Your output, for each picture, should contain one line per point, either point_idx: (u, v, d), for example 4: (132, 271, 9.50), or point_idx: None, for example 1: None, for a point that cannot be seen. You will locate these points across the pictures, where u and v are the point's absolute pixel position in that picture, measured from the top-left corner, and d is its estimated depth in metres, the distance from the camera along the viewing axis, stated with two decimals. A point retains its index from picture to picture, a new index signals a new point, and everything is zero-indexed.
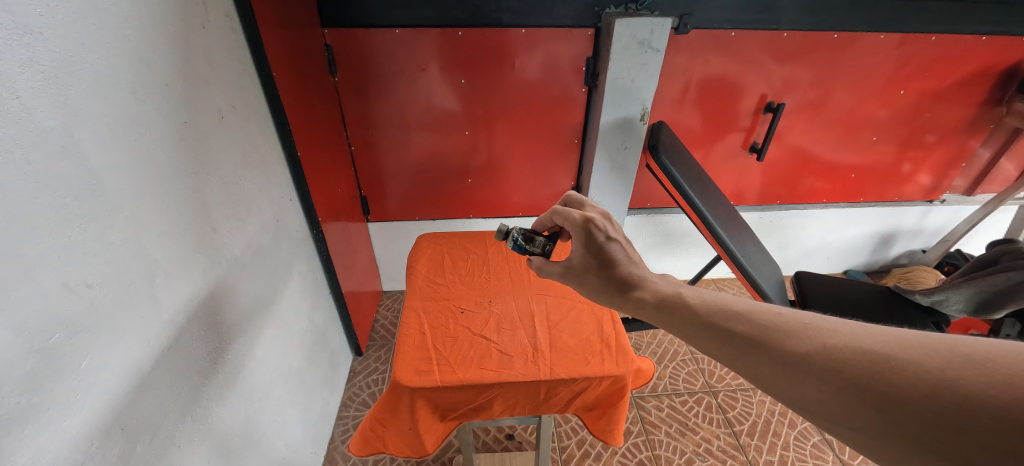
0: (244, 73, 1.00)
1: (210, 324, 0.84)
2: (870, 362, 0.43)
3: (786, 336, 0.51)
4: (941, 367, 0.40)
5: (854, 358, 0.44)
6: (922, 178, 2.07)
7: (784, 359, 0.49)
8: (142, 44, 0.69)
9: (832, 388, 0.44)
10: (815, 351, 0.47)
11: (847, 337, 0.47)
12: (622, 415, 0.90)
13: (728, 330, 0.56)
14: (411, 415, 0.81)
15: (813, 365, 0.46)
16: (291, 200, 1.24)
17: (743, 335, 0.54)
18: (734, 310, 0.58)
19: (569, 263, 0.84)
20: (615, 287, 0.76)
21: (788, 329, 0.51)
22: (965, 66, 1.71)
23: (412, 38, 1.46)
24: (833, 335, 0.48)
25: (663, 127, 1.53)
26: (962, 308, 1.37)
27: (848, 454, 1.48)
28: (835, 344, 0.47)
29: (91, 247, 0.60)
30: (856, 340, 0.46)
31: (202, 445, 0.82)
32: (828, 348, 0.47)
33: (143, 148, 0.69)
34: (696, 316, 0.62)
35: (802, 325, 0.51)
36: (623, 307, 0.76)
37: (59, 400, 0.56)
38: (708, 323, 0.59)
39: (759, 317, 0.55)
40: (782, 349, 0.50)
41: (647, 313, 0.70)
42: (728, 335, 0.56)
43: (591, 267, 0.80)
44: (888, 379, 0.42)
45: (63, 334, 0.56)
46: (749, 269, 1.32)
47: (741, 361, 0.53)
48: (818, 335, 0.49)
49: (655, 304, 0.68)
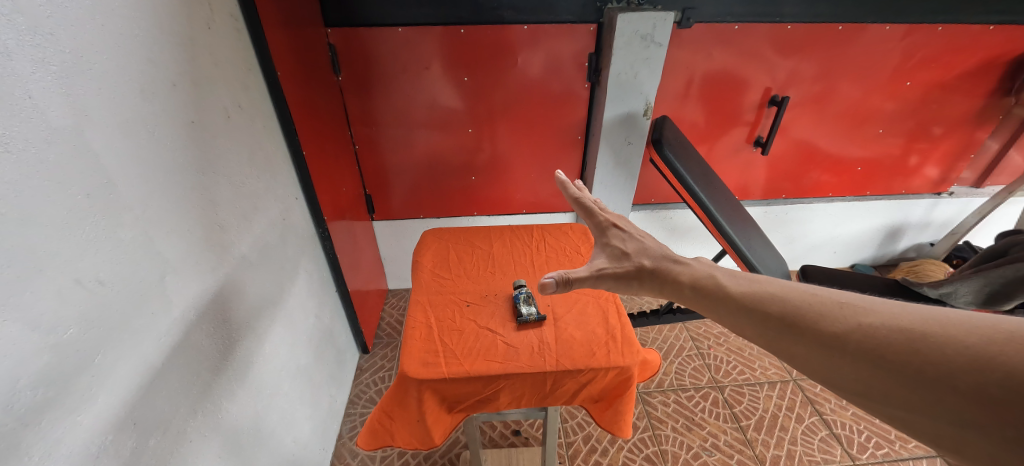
0: (250, 72, 1.01)
1: (219, 321, 0.86)
2: (906, 339, 0.44)
3: (820, 316, 0.51)
4: (981, 344, 0.40)
5: (891, 335, 0.45)
6: (929, 170, 2.05)
7: (817, 338, 0.50)
8: (149, 43, 0.70)
9: (866, 365, 0.45)
10: (849, 330, 0.48)
11: (884, 316, 0.47)
12: (628, 408, 0.89)
13: (762, 311, 0.57)
14: (418, 408, 0.81)
15: (847, 344, 0.47)
16: (298, 199, 1.25)
17: (776, 316, 0.55)
18: (769, 291, 0.59)
19: (596, 256, 0.83)
20: (650, 272, 0.74)
21: (822, 309, 0.52)
22: (973, 57, 1.69)
23: (414, 37, 1.46)
24: (868, 314, 0.48)
25: (667, 121, 1.54)
26: (973, 301, 1.31)
27: (857, 449, 1.47)
28: (870, 322, 0.47)
29: (104, 244, 0.61)
30: (893, 318, 0.46)
31: (213, 440, 0.83)
32: (863, 326, 0.47)
33: (153, 147, 0.70)
34: (731, 299, 0.62)
35: (837, 303, 0.52)
36: (662, 293, 0.74)
37: (73, 394, 0.56)
38: (743, 306, 0.59)
39: (794, 297, 0.56)
40: (815, 329, 0.51)
41: (683, 298, 0.69)
42: (762, 316, 0.56)
43: (621, 257, 0.79)
44: (924, 356, 0.42)
45: (77, 330, 0.57)
46: (754, 262, 1.32)
47: (776, 340, 0.54)
48: (853, 314, 0.49)
49: (690, 288, 0.68)
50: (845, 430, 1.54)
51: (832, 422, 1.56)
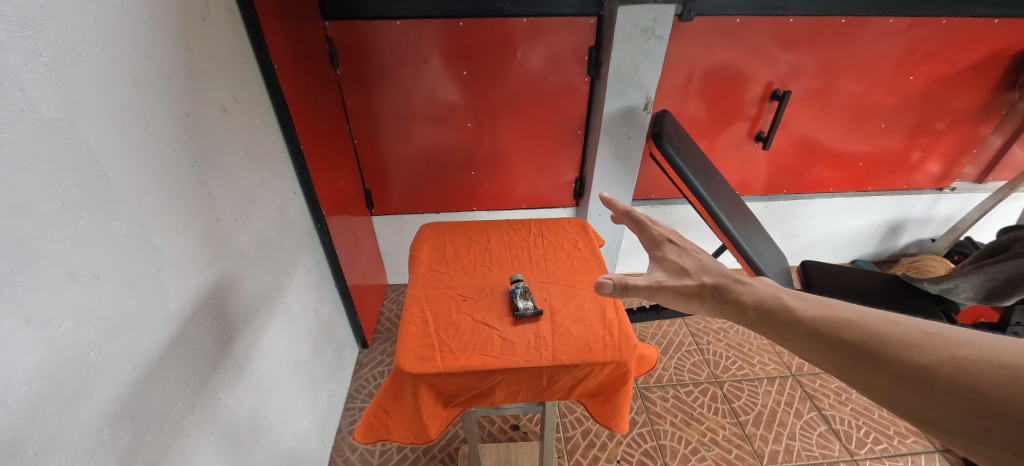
0: (246, 66, 1.00)
1: (216, 315, 0.85)
2: (1013, 378, 0.42)
3: (905, 346, 0.49)
4: None
5: (994, 372, 0.43)
6: (931, 166, 2.04)
7: (903, 369, 0.47)
8: (142, 35, 0.69)
9: (965, 403, 0.43)
10: (940, 363, 0.46)
11: (982, 350, 0.45)
12: (625, 402, 0.89)
13: (837, 336, 0.54)
14: (414, 402, 0.81)
15: (942, 378, 0.45)
16: (296, 193, 1.24)
17: (852, 343, 0.52)
18: (843, 315, 0.56)
19: (651, 270, 0.80)
20: (711, 290, 0.72)
21: (907, 338, 0.50)
22: (977, 50, 1.67)
23: (413, 30, 1.45)
24: (963, 346, 0.46)
25: (667, 116, 1.52)
26: (974, 297, 1.27)
27: (855, 444, 1.47)
28: (968, 356, 0.45)
29: (99, 238, 0.61)
30: (993, 353, 0.44)
31: (211, 434, 0.83)
32: (958, 359, 0.45)
33: (148, 140, 0.69)
34: (797, 321, 0.59)
35: (925, 333, 0.49)
36: (719, 313, 0.70)
37: (69, 388, 0.56)
38: (812, 329, 0.56)
39: (871, 324, 0.53)
40: (902, 358, 0.48)
41: (742, 318, 0.66)
42: (836, 341, 0.54)
43: (680, 272, 0.77)
44: None
45: (71, 324, 0.57)
46: (754, 258, 1.31)
47: (852, 369, 0.51)
48: (946, 346, 0.47)
49: (751, 308, 0.65)
50: (844, 426, 1.54)
51: (831, 417, 1.56)
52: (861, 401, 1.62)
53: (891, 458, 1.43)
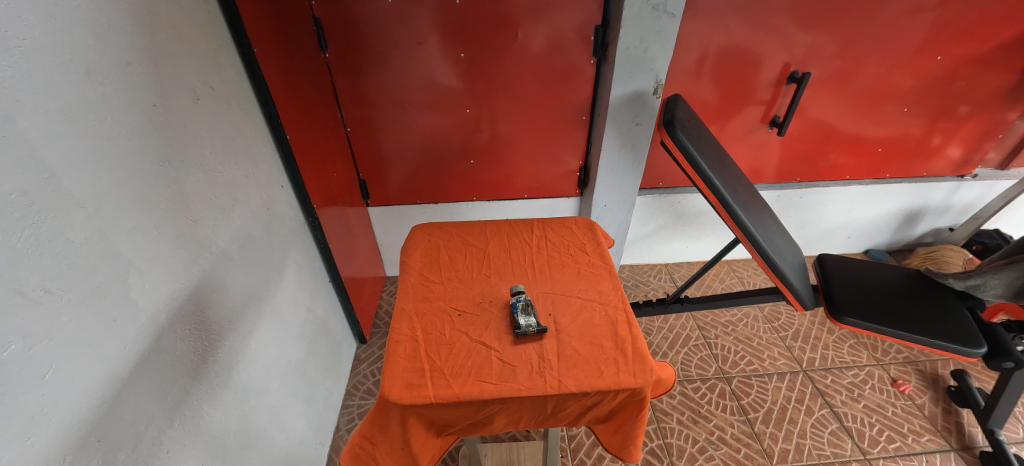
0: (221, 49, 0.92)
1: (196, 323, 0.80)
2: None
3: None
4: None
5: None
6: (953, 152, 1.94)
7: None
8: (94, 16, 0.61)
9: None
10: None
11: None
12: (639, 431, 0.83)
13: None
14: (403, 432, 0.76)
15: None
16: (284, 187, 1.17)
17: None
18: None
19: None
20: None
21: None
22: (1010, 28, 1.56)
23: (407, 9, 1.35)
24: None
25: (679, 99, 1.40)
26: (1002, 295, 1.19)
27: (867, 443, 1.43)
28: None
29: (48, 247, 0.54)
30: None
31: (194, 449, 0.77)
32: None
33: (105, 135, 0.62)
34: None
35: None
36: None
37: (20, 416, 0.51)
38: None
39: None
40: None
41: None
42: None
43: None
44: None
45: (20, 346, 0.51)
46: (769, 253, 1.24)
47: None
48: None
49: None
50: (856, 423, 1.49)
51: (842, 415, 1.51)
52: (874, 397, 1.57)
53: (905, 458, 1.39)
